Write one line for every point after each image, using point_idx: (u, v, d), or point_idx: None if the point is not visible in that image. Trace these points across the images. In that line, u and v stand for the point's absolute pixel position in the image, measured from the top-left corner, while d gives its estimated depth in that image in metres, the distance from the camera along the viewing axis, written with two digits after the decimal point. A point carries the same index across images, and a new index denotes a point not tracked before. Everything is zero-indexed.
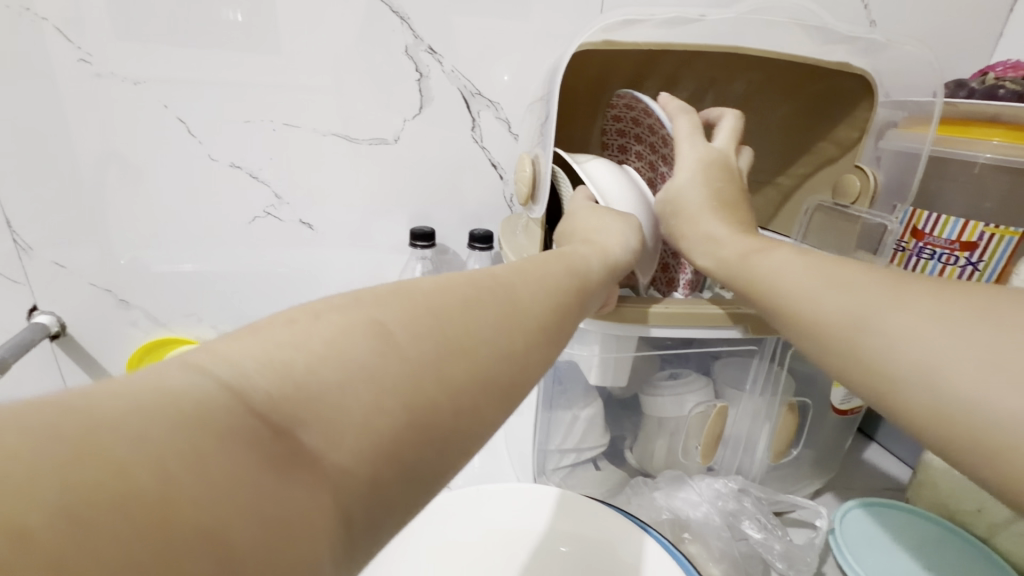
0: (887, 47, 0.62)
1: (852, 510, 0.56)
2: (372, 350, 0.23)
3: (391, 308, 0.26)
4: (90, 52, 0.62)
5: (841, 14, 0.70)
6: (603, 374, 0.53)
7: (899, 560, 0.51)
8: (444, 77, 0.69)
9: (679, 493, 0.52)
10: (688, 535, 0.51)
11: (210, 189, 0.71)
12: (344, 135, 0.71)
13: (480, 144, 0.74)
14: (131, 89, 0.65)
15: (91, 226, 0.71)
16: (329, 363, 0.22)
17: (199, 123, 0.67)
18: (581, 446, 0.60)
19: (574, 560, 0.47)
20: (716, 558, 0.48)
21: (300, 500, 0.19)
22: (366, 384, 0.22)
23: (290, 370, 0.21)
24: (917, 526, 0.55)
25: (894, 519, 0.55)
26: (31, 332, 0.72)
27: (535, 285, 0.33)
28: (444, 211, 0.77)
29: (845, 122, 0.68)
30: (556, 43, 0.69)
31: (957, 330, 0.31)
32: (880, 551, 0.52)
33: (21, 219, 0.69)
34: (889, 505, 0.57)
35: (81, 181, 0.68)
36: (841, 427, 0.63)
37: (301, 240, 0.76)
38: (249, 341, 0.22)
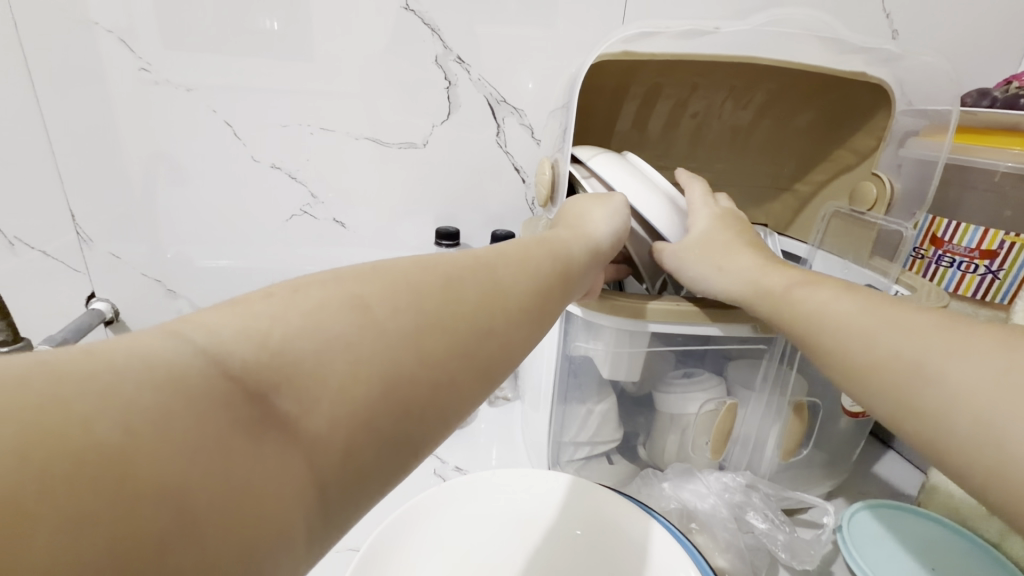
0: (905, 57, 0.63)
1: (862, 511, 0.57)
2: (352, 324, 0.26)
3: (371, 284, 0.28)
4: (150, 61, 0.68)
5: (860, 24, 0.71)
6: (615, 369, 0.55)
7: (908, 560, 0.52)
8: (471, 85, 0.73)
9: (688, 485, 0.54)
10: (696, 525, 0.53)
11: (252, 188, 0.76)
12: (376, 139, 0.75)
13: (504, 148, 0.77)
14: (185, 95, 0.70)
15: (145, 221, 0.76)
16: (304, 338, 0.24)
17: (245, 127, 0.73)
18: (594, 439, 0.63)
19: (584, 544, 0.49)
20: (722, 549, 0.50)
21: (270, 462, 0.22)
22: (341, 358, 0.25)
23: (267, 341, 0.24)
24: (929, 530, 0.55)
25: (903, 521, 0.56)
26: (89, 317, 0.78)
27: (517, 269, 0.35)
28: (469, 212, 0.81)
29: (864, 130, 0.68)
30: (578, 52, 0.72)
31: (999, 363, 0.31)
32: (888, 551, 0.53)
33: (84, 214, 0.75)
34: (900, 508, 0.57)
35: (137, 179, 0.74)
36: (853, 431, 0.63)
37: (334, 237, 0.81)
38: (231, 314, 0.25)
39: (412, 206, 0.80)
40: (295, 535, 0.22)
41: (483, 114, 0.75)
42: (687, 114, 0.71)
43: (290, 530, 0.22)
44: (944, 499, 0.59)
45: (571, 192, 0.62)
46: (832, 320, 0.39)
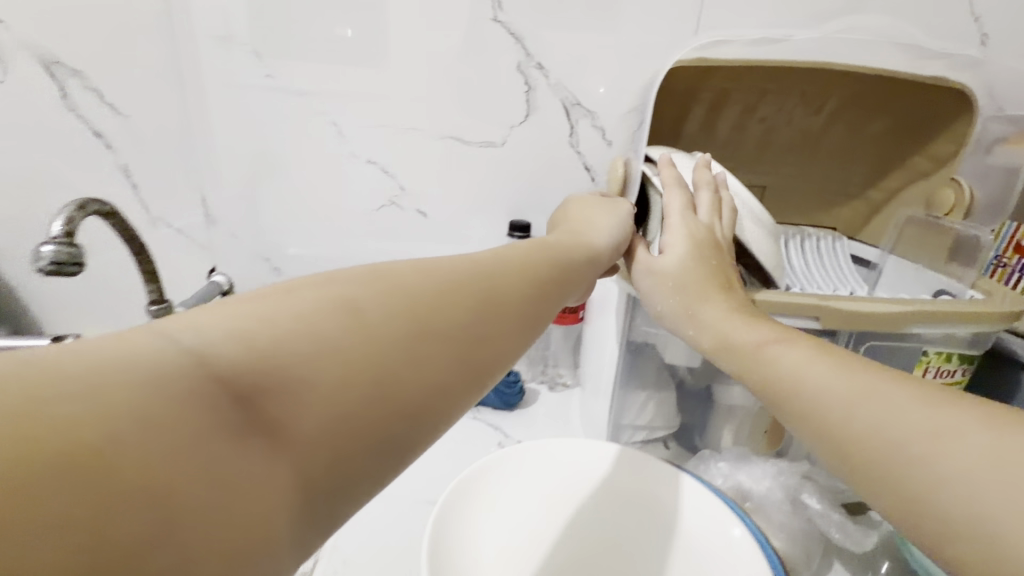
0: (988, 63, 0.63)
1: None
2: (342, 329, 0.24)
3: (368, 289, 0.26)
4: (270, 69, 0.78)
5: (941, 29, 0.70)
6: (676, 354, 0.59)
7: None
8: (549, 89, 0.79)
9: (743, 469, 0.57)
10: (750, 506, 0.56)
11: (348, 180, 0.85)
12: (461, 138, 0.82)
13: (576, 148, 0.82)
14: (301, 100, 0.80)
15: (259, 207, 0.87)
16: (285, 344, 0.22)
17: (348, 125, 0.82)
18: (652, 423, 0.66)
19: (633, 507, 0.55)
20: (777, 529, 0.53)
21: (254, 465, 0.21)
22: (328, 368, 0.23)
23: (253, 343, 0.22)
24: None
25: None
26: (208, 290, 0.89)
27: (510, 272, 0.33)
28: (540, 208, 0.86)
29: (944, 136, 0.69)
30: (653, 59, 0.76)
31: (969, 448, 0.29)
32: None
33: (212, 196, 0.88)
34: None
35: (256, 171, 0.85)
36: None
37: (419, 228, 0.89)
38: (219, 313, 0.23)
39: (486, 199, 0.86)
40: (280, 545, 0.21)
41: (556, 111, 0.80)
42: (755, 119, 0.73)
43: (273, 541, 0.20)
44: None
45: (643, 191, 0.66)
46: (792, 382, 0.38)
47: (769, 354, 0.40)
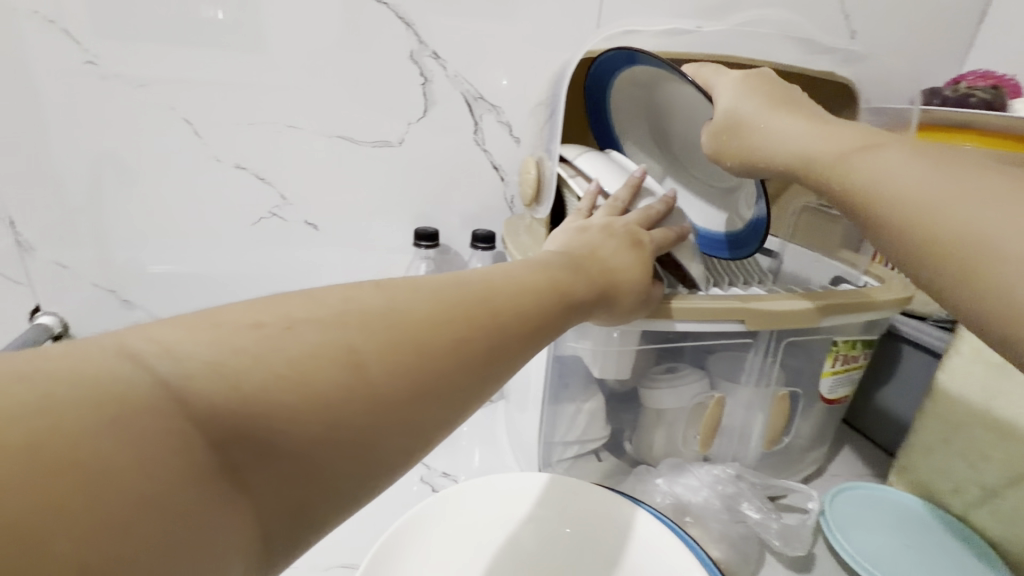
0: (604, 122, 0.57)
1: (872, 516, 0.48)
2: (949, 170, 0.27)
3: (915, 173, 0.28)
4: (445, 56, 0.57)
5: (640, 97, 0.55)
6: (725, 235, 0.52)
7: (885, 543, 0.45)
8: (448, 83, 0.58)
9: (679, 478, 0.47)
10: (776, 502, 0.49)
11: (389, 167, 0.60)
12: (385, 141, 0.59)
13: (499, 116, 0.61)
14: (430, 64, 0.57)
15: (407, 193, 0.62)
16: (939, 206, 0.26)
17: (453, 112, 0.60)
18: (677, 427, 0.50)
19: (575, 548, 0.42)
20: (716, 539, 0.43)
21: (959, 224, 0.25)
22: (967, 188, 0.26)
23: (904, 176, 0.28)
24: (914, 544, 0.45)
25: (897, 515, 0.48)
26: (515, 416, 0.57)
27: (878, 154, 0.30)
28: (440, 188, 0.63)
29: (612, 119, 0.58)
30: (484, 107, 0.60)
31: (917, 163, 0.28)
32: (869, 532, 0.46)
33: (497, 91, 0.60)
34: (899, 521, 0.47)
35: (448, 80, 0.58)
36: (784, 360, 0.49)
37: (451, 114, 0.60)
38: (890, 161, 0.29)
39: (375, 78, 0.56)
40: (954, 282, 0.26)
41: (390, 55, 0.56)
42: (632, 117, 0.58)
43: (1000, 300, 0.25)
44: (912, 540, 0.45)
45: (559, 202, 0.51)
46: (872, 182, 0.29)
47: (849, 164, 0.31)
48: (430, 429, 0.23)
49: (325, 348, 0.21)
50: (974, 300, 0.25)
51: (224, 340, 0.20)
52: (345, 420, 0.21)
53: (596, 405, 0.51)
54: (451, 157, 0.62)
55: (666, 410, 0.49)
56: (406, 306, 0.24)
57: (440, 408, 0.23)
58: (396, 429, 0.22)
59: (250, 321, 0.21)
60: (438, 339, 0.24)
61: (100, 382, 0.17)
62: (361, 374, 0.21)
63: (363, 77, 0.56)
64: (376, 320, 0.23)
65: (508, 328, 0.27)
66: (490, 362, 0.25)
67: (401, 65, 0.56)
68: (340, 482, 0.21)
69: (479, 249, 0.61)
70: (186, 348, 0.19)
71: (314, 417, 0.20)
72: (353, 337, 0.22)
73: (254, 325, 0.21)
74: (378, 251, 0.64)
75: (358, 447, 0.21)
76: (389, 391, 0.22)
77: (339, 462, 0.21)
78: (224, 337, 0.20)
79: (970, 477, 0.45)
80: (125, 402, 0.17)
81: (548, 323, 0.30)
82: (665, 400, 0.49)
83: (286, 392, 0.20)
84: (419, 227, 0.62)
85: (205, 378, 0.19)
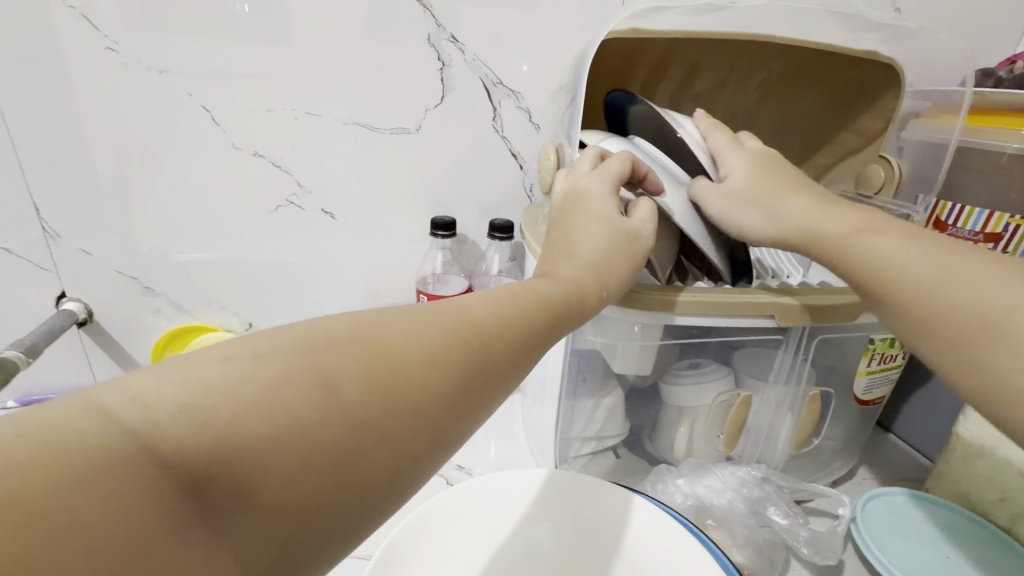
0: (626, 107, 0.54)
1: (908, 524, 0.45)
2: (963, 267, 0.31)
3: (935, 269, 0.32)
4: (464, 40, 0.55)
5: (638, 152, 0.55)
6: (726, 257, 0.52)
7: (921, 553, 0.43)
8: (467, 68, 0.56)
9: (702, 479, 0.45)
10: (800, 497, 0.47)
11: (407, 154, 0.59)
12: (402, 128, 0.58)
13: (519, 102, 0.59)
14: (448, 48, 0.55)
15: (425, 181, 0.61)
16: (931, 292, 0.32)
17: (472, 97, 0.58)
18: (700, 425, 0.48)
19: (593, 549, 0.41)
20: (740, 544, 0.41)
21: (987, 319, 0.29)
22: (955, 276, 0.31)
23: (926, 270, 0.32)
24: (953, 556, 0.43)
25: (935, 524, 0.45)
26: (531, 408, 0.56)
27: (894, 243, 0.34)
28: (458, 176, 0.62)
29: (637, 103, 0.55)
30: (503, 92, 0.58)
31: (935, 258, 0.32)
32: (905, 542, 0.44)
33: (517, 75, 0.58)
34: (938, 531, 0.45)
35: (467, 64, 0.56)
36: (815, 357, 0.47)
37: (470, 100, 0.58)
38: (908, 253, 0.33)
39: (393, 63, 0.55)
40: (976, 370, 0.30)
41: (408, 39, 0.54)
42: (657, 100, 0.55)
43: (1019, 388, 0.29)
44: (952, 552, 0.43)
45: None
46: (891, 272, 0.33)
47: (864, 249, 0.35)
48: (413, 458, 0.23)
49: (297, 375, 0.21)
50: (964, 377, 0.30)
51: (191, 378, 0.19)
52: (321, 448, 0.20)
53: (615, 401, 0.49)
54: (470, 144, 0.60)
55: (688, 407, 0.47)
56: (377, 334, 0.24)
57: (424, 429, 0.23)
58: (377, 457, 0.21)
59: (212, 356, 0.20)
60: (414, 364, 0.23)
61: (66, 436, 0.16)
62: (336, 396, 0.21)
63: (381, 61, 0.55)
64: (346, 347, 0.23)
65: (490, 345, 0.26)
66: (473, 379, 0.25)
67: (419, 49, 0.55)
68: (327, 515, 0.20)
69: (497, 239, 0.60)
70: (154, 388, 0.18)
71: (290, 450, 0.19)
72: (327, 366, 0.21)
73: (221, 358, 0.20)
74: (396, 240, 0.63)
75: (337, 480, 0.20)
76: (367, 413, 0.21)
77: (324, 494, 0.20)
78: (191, 372, 0.19)
79: (1018, 486, 0.42)
80: (92, 457, 0.16)
81: (536, 340, 0.29)
82: (687, 397, 0.47)
83: (258, 426, 0.19)
84: (437, 215, 0.61)
85: (173, 419, 0.18)
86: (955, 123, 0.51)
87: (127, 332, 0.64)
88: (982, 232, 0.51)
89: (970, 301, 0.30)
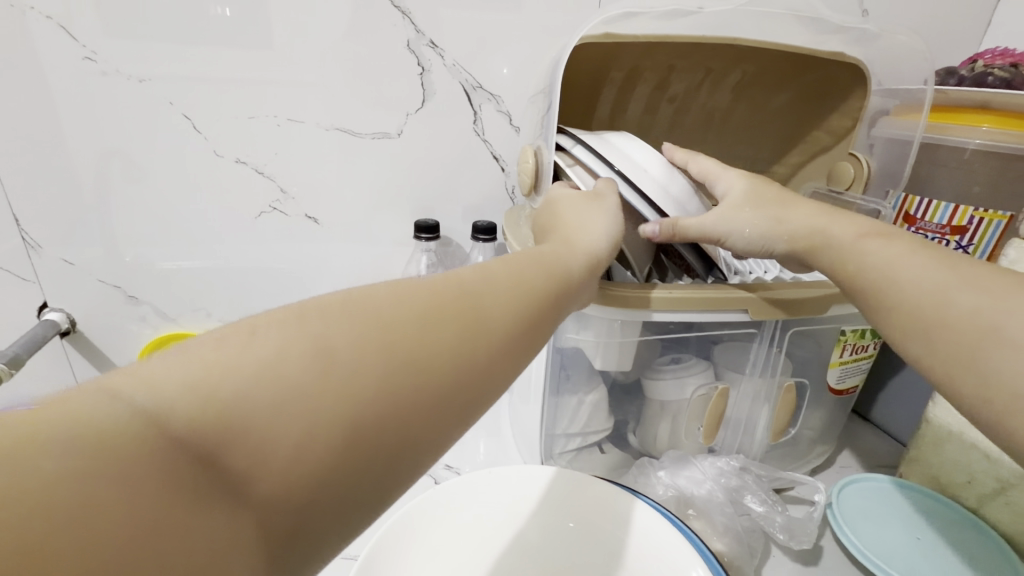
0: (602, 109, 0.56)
1: (882, 509, 0.47)
2: (969, 278, 0.32)
3: (942, 277, 0.33)
4: (443, 45, 0.56)
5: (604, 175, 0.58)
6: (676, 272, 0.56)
7: (894, 535, 0.45)
8: (446, 73, 0.57)
9: (682, 470, 0.46)
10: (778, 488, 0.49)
11: (390, 158, 0.60)
12: (384, 133, 0.59)
13: (499, 106, 0.60)
14: (428, 54, 0.56)
15: (408, 184, 0.62)
16: (934, 299, 0.32)
17: (452, 102, 0.59)
18: (680, 418, 0.50)
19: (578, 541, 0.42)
20: (720, 532, 0.43)
21: (987, 327, 0.30)
22: (964, 285, 0.32)
23: (932, 278, 0.33)
24: (925, 538, 0.44)
25: (908, 508, 0.47)
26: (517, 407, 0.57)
27: (903, 252, 0.35)
28: (441, 179, 0.62)
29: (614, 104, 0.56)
30: (483, 96, 0.59)
31: (943, 269, 0.33)
32: (878, 525, 0.46)
33: (496, 80, 0.59)
34: (910, 514, 0.46)
35: (447, 69, 0.57)
36: (790, 349, 0.48)
37: (451, 104, 0.59)
38: (915, 262, 0.34)
39: (373, 69, 0.56)
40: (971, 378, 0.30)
41: (388, 45, 0.55)
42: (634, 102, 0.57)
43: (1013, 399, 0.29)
44: (924, 534, 0.45)
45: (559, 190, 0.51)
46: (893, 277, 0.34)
47: (870, 256, 0.36)
48: (424, 413, 0.23)
49: (296, 347, 0.21)
50: (959, 380, 0.30)
51: (193, 356, 0.20)
52: (330, 404, 0.21)
53: (599, 397, 0.50)
54: (452, 147, 0.61)
55: (668, 400, 0.49)
56: (370, 302, 0.25)
57: (430, 390, 0.24)
58: (387, 410, 0.22)
59: (208, 338, 0.21)
60: (412, 327, 0.24)
61: (80, 413, 0.17)
62: (335, 361, 0.22)
63: (361, 68, 0.55)
64: (341, 314, 0.23)
65: (487, 314, 0.27)
66: (474, 342, 0.26)
67: (398, 55, 0.56)
68: (345, 475, 0.21)
69: (480, 240, 0.61)
70: (158, 370, 0.19)
71: (301, 407, 0.20)
72: (324, 333, 0.22)
73: (217, 337, 0.21)
74: (381, 244, 0.64)
75: (350, 433, 0.21)
76: (370, 371, 0.22)
77: (340, 457, 0.21)
78: (190, 354, 0.20)
79: (985, 468, 0.44)
80: (104, 431, 0.17)
81: (536, 311, 0.30)
82: (667, 391, 0.48)
83: (265, 389, 0.20)
84: (421, 219, 0.61)
85: (180, 392, 0.19)
86: (919, 120, 0.53)
87: (112, 340, 0.64)
88: (949, 225, 0.53)
89: (973, 309, 0.30)
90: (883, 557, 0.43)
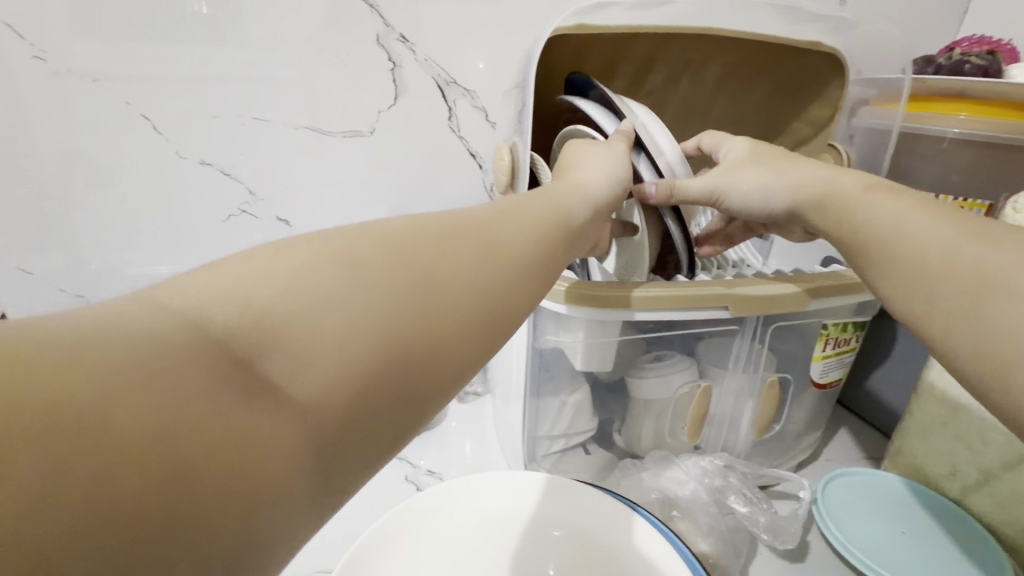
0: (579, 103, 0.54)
1: (867, 502, 0.47)
2: (980, 234, 0.30)
3: (948, 231, 0.31)
4: (414, 40, 0.54)
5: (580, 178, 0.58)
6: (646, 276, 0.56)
7: (879, 529, 0.44)
8: (419, 68, 0.56)
9: (666, 471, 0.45)
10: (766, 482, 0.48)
11: (363, 157, 0.58)
12: (356, 131, 0.57)
13: (474, 101, 0.58)
14: (398, 49, 0.54)
15: (382, 183, 0.60)
16: (937, 254, 0.30)
17: (426, 98, 0.57)
18: (665, 416, 0.49)
19: (562, 547, 0.41)
20: (704, 533, 0.42)
21: (990, 280, 0.27)
22: (973, 241, 0.29)
23: (936, 233, 0.31)
24: (910, 531, 0.44)
25: (893, 500, 0.47)
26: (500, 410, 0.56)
27: (910, 207, 0.33)
28: (417, 177, 0.61)
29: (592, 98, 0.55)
30: (457, 91, 0.58)
31: (951, 225, 0.31)
32: (863, 519, 0.45)
33: (470, 75, 0.57)
34: (895, 506, 0.46)
35: (419, 65, 0.55)
36: (772, 343, 0.48)
37: (425, 100, 0.57)
38: (921, 218, 0.32)
39: (341, 65, 0.54)
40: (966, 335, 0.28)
41: (356, 40, 0.53)
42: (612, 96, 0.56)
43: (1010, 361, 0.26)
44: (910, 527, 0.44)
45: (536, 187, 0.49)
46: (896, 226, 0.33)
47: (874, 207, 0.34)
48: (451, 324, 0.24)
49: (322, 258, 0.22)
50: (955, 336, 0.28)
51: (229, 270, 0.20)
52: (365, 311, 0.21)
53: (582, 397, 0.49)
54: (428, 145, 0.59)
55: (651, 399, 0.48)
56: (390, 228, 0.25)
57: (458, 307, 0.24)
58: (416, 318, 0.23)
59: (235, 258, 0.21)
60: (433, 248, 0.25)
61: (126, 320, 0.17)
62: (364, 269, 0.22)
63: (329, 64, 0.53)
64: (362, 235, 0.24)
65: (498, 242, 0.27)
66: (492, 266, 0.26)
67: (367, 50, 0.54)
68: (385, 380, 0.21)
69: None
70: (198, 283, 0.19)
71: (336, 311, 0.21)
72: (346, 249, 0.23)
73: (248, 254, 0.21)
74: None
75: (385, 337, 0.21)
76: (394, 284, 0.22)
77: (380, 360, 0.21)
78: (224, 270, 0.20)
79: (968, 459, 0.44)
80: (152, 333, 0.17)
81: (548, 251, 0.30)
82: (650, 391, 0.47)
83: (302, 293, 0.20)
84: None
85: (225, 294, 0.19)
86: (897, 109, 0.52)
87: None
88: None
89: (976, 262, 0.28)
90: (868, 551, 0.42)
